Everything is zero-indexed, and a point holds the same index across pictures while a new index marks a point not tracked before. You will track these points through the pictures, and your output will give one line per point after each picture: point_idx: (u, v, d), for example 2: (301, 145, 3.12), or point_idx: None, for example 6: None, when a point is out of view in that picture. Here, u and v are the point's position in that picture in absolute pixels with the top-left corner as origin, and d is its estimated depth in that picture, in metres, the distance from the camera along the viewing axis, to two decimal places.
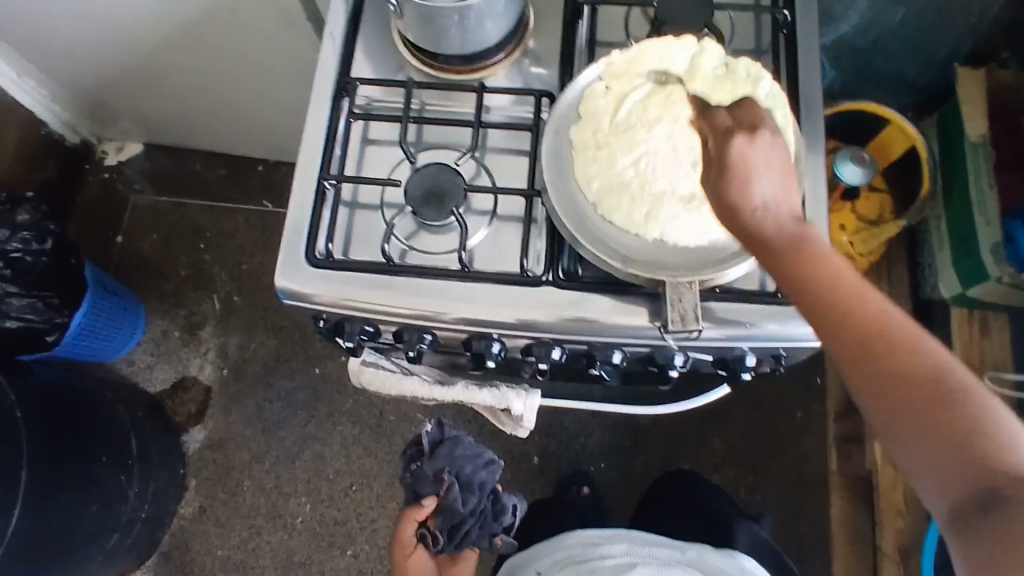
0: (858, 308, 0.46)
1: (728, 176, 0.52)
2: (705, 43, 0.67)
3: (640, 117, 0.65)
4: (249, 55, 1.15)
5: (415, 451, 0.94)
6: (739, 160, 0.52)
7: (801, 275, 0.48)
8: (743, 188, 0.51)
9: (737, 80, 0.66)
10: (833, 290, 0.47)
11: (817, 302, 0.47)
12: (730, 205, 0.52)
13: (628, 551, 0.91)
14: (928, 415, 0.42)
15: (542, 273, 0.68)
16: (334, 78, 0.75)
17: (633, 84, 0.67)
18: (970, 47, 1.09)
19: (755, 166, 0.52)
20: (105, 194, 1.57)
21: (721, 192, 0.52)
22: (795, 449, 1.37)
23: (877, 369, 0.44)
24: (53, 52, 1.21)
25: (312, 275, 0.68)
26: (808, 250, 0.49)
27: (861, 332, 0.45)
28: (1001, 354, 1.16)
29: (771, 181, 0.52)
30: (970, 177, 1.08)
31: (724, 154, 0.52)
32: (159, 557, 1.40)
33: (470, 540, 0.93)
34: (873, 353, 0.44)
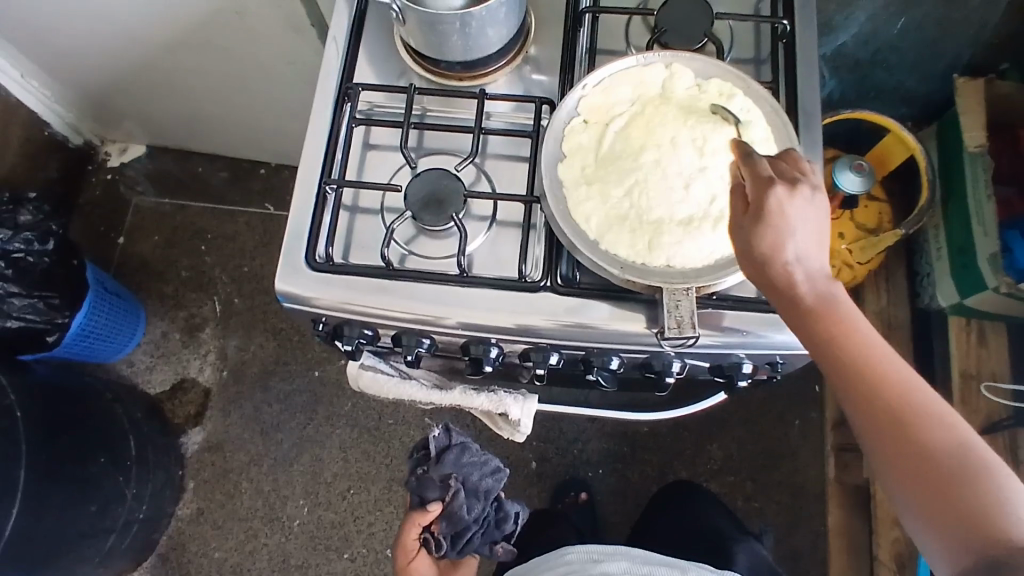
0: (879, 383, 0.50)
1: (758, 226, 0.54)
2: (674, 66, 0.69)
3: (623, 146, 0.66)
4: (253, 59, 1.16)
5: (422, 454, 0.89)
6: (778, 210, 0.54)
7: (833, 347, 0.52)
8: (773, 239, 0.54)
9: (712, 98, 0.67)
10: (863, 369, 0.51)
11: (849, 379, 0.51)
12: (758, 251, 0.54)
13: (627, 570, 0.91)
14: (941, 494, 0.46)
15: (540, 279, 0.68)
16: (336, 83, 0.75)
17: (611, 115, 0.68)
18: (968, 59, 1.10)
19: (789, 219, 0.54)
20: (108, 195, 1.57)
21: (751, 242, 0.54)
22: (793, 457, 1.37)
23: (906, 448, 0.48)
24: (58, 53, 1.22)
25: (312, 279, 0.68)
26: (833, 312, 0.53)
27: (887, 414, 0.49)
28: (1000, 365, 1.15)
29: (805, 237, 0.54)
30: (969, 187, 1.08)
31: (763, 207, 0.54)
32: (155, 558, 1.40)
33: (473, 546, 0.94)
34: (892, 431, 0.49)
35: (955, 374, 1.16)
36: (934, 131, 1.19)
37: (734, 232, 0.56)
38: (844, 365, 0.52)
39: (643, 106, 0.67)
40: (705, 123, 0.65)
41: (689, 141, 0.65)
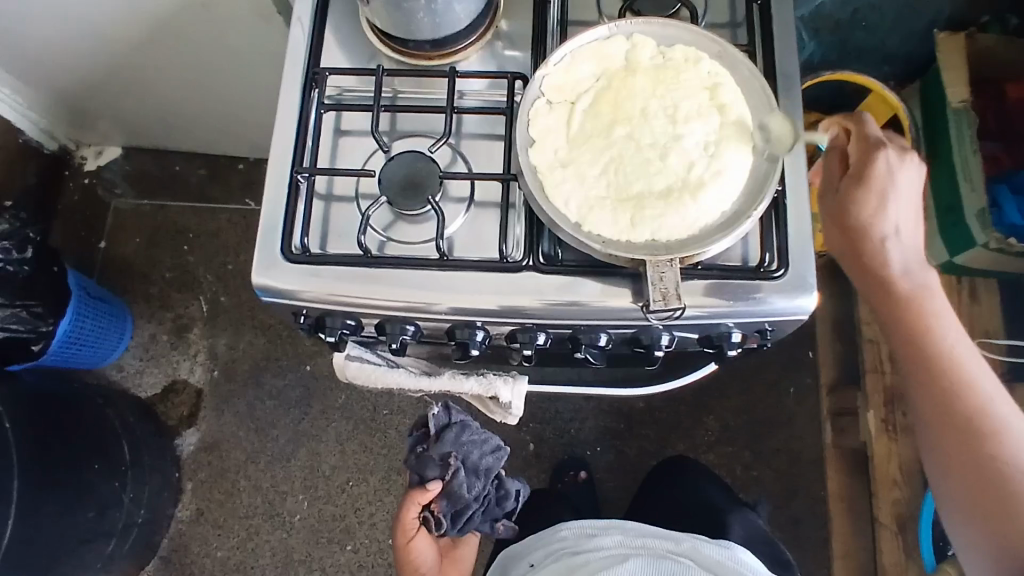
0: (940, 367, 0.68)
1: (863, 184, 0.68)
2: (635, 36, 0.67)
3: (594, 124, 0.65)
4: (223, 50, 1.13)
5: (423, 432, 0.89)
6: (873, 177, 0.68)
7: (925, 344, 0.69)
8: (871, 201, 0.68)
9: (678, 64, 0.66)
10: (956, 370, 0.69)
11: (936, 376, 0.69)
12: (856, 216, 0.68)
13: (622, 542, 0.91)
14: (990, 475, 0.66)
15: (522, 258, 0.67)
16: (303, 69, 0.73)
17: (576, 93, 0.66)
18: (948, 14, 1.08)
19: (896, 185, 0.68)
20: (85, 199, 1.55)
21: (851, 209, 0.69)
22: (789, 424, 1.37)
23: (968, 439, 0.67)
24: (22, 56, 1.19)
25: (289, 271, 0.67)
26: (933, 304, 0.70)
27: (970, 414, 0.67)
28: (991, 321, 1.16)
29: (904, 206, 0.69)
30: (953, 145, 1.08)
31: (867, 171, 0.68)
32: (158, 561, 1.40)
33: (473, 524, 0.95)
34: (967, 427, 0.67)
35: None
36: (916, 90, 1.18)
37: (830, 192, 0.71)
38: (926, 360, 0.69)
39: (609, 80, 0.66)
40: (674, 92, 0.65)
41: (660, 110, 0.64)
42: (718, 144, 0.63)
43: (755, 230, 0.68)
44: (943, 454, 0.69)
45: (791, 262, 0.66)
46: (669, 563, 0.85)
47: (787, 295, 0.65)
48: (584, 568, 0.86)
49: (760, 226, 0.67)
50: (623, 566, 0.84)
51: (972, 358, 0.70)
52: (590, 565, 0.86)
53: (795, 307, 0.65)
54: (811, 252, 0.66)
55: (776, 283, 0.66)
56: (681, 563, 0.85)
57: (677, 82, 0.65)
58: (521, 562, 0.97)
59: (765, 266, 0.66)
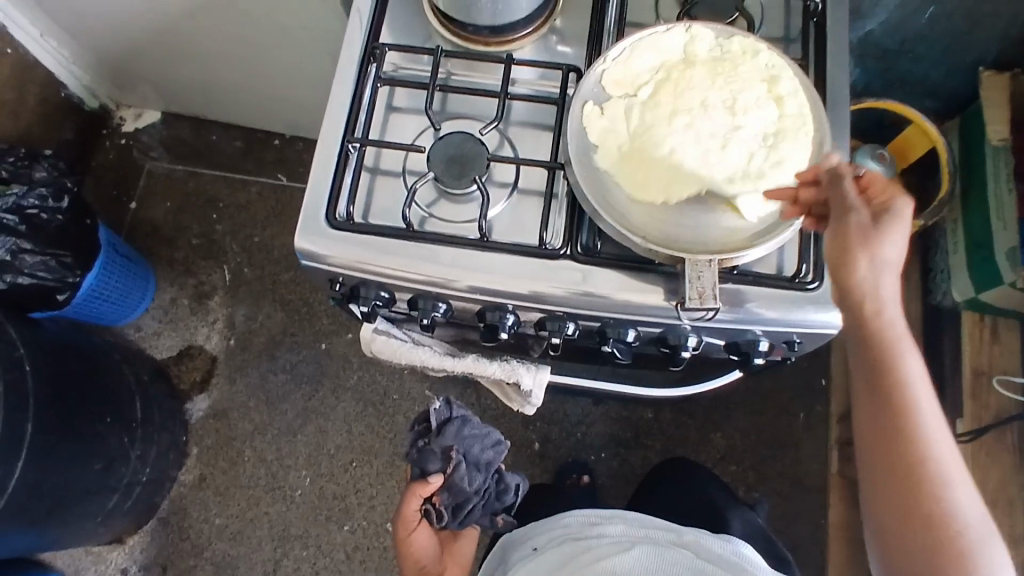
0: (903, 410, 0.61)
1: (887, 227, 0.61)
2: (693, 29, 0.68)
3: (655, 113, 0.64)
4: (275, 25, 1.15)
5: (423, 426, 0.90)
6: (863, 231, 0.60)
7: (893, 397, 0.61)
8: (887, 242, 0.60)
9: (735, 57, 0.67)
10: (911, 418, 0.61)
11: (893, 433, 0.61)
12: (845, 271, 0.61)
13: (625, 532, 0.90)
14: (932, 546, 0.60)
15: (560, 247, 0.68)
16: (362, 44, 0.75)
17: (635, 85, 0.67)
18: (995, 54, 1.09)
19: (900, 233, 0.61)
20: (121, 159, 1.57)
21: (848, 262, 0.60)
22: (796, 449, 1.37)
23: (908, 501, 0.61)
24: (77, 12, 1.21)
25: (331, 237, 0.68)
26: (905, 352, 0.62)
27: (915, 475, 0.60)
28: (1011, 361, 1.16)
29: (897, 245, 0.61)
30: (989, 181, 1.08)
31: (891, 210, 0.61)
32: (156, 522, 1.41)
33: (474, 517, 0.94)
34: (912, 494, 0.61)
35: (966, 369, 1.17)
36: (956, 125, 1.18)
37: (846, 226, 0.61)
38: (892, 414, 0.61)
39: (666, 70, 0.66)
40: (731, 85, 0.65)
41: (720, 98, 0.65)
42: (775, 137, 0.64)
43: (793, 241, 0.68)
44: (882, 514, 0.63)
45: (827, 276, 0.67)
46: (673, 552, 0.85)
47: (819, 307, 0.65)
48: (589, 552, 0.86)
49: (798, 237, 0.68)
50: (628, 554, 0.83)
51: (935, 415, 0.62)
52: (600, 547, 0.86)
53: (826, 320, 0.66)
54: None
55: (810, 294, 0.66)
56: (683, 552, 0.85)
57: (736, 73, 0.66)
58: (524, 545, 0.97)
59: (800, 277, 0.67)
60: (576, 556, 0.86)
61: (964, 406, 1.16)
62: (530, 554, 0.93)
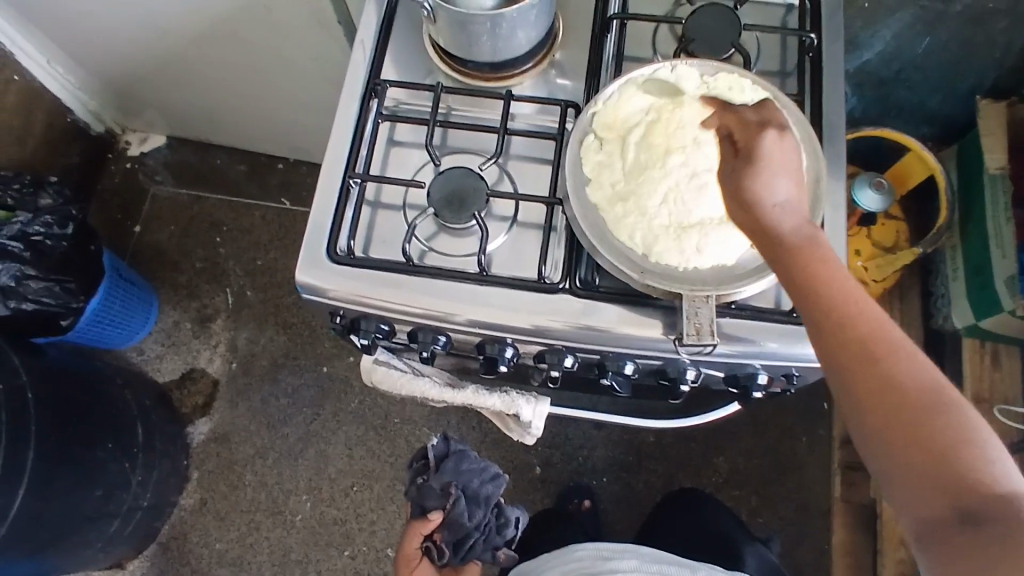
0: (854, 319, 0.49)
1: (773, 165, 0.54)
2: (677, 70, 0.69)
3: (648, 155, 0.64)
4: (278, 54, 1.17)
5: (422, 463, 0.97)
6: (766, 151, 0.54)
7: (808, 294, 0.51)
8: (758, 180, 0.54)
9: (724, 93, 0.67)
10: (868, 329, 0.48)
11: (825, 336, 0.50)
12: (745, 193, 0.54)
13: (638, 567, 0.90)
14: (915, 443, 0.45)
15: (559, 281, 0.68)
16: (363, 80, 0.76)
17: (627, 126, 0.67)
18: (992, 82, 1.10)
19: (772, 159, 0.54)
20: (125, 183, 1.58)
21: (746, 187, 0.54)
22: (799, 475, 1.37)
23: (872, 406, 0.47)
24: (84, 40, 1.23)
25: (332, 271, 0.69)
26: (829, 261, 0.52)
27: (874, 363, 0.47)
28: (1013, 389, 1.15)
29: (786, 175, 0.54)
30: (987, 209, 1.09)
31: (752, 148, 0.55)
32: (157, 547, 1.41)
33: (475, 553, 0.95)
34: (867, 397, 0.47)
35: (969, 397, 1.16)
36: (954, 152, 1.19)
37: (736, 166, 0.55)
38: (842, 327, 0.49)
39: (659, 113, 0.65)
40: None
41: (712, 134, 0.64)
42: None
43: None
44: (875, 437, 0.47)
45: None
46: None
47: None
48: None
49: None
50: None
51: (869, 306, 0.50)
52: None
53: None
54: None
55: None
56: None
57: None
58: None
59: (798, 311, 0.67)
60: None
61: None
62: None
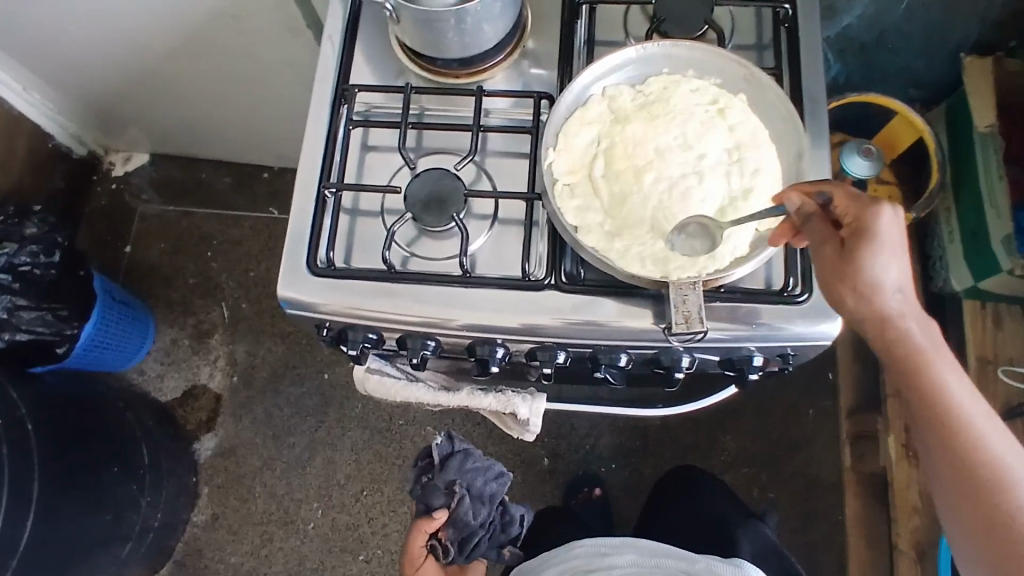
0: (960, 431, 0.57)
1: (886, 256, 0.57)
2: (608, 91, 0.68)
3: (618, 185, 0.65)
4: (252, 63, 1.15)
5: (427, 462, 0.94)
6: (880, 236, 0.56)
7: (928, 403, 0.58)
8: (876, 268, 0.57)
9: (659, 95, 0.68)
10: (974, 441, 0.57)
11: (944, 445, 0.58)
12: (862, 287, 0.57)
13: (636, 562, 0.92)
14: (1008, 553, 0.55)
15: (544, 277, 0.67)
16: (332, 87, 0.75)
17: (586, 158, 0.67)
18: (977, 38, 1.08)
19: (887, 244, 0.57)
20: (112, 204, 1.57)
21: (855, 276, 0.57)
22: (808, 448, 1.36)
23: (980, 516, 0.56)
24: (56, 64, 1.21)
25: (315, 284, 0.68)
26: (942, 371, 0.58)
27: (973, 469, 0.57)
28: (1017, 348, 1.14)
29: (899, 264, 0.57)
30: (980, 168, 1.07)
31: (867, 229, 0.56)
32: (172, 564, 1.41)
33: (480, 550, 0.96)
34: (973, 508, 0.57)
35: (973, 359, 1.14)
36: (942, 113, 1.17)
37: (833, 262, 0.58)
38: (945, 436, 0.58)
39: (609, 137, 0.66)
40: (672, 121, 0.66)
41: (673, 138, 0.65)
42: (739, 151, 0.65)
43: (779, 254, 0.68)
44: (962, 528, 0.58)
45: (815, 287, 0.66)
46: None
47: (810, 319, 0.65)
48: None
49: (784, 250, 0.67)
50: None
51: (987, 422, 0.58)
52: None
53: (819, 332, 0.65)
54: None
55: (799, 307, 0.65)
56: None
57: (675, 104, 0.67)
58: None
59: (789, 290, 0.66)
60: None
61: None
62: None
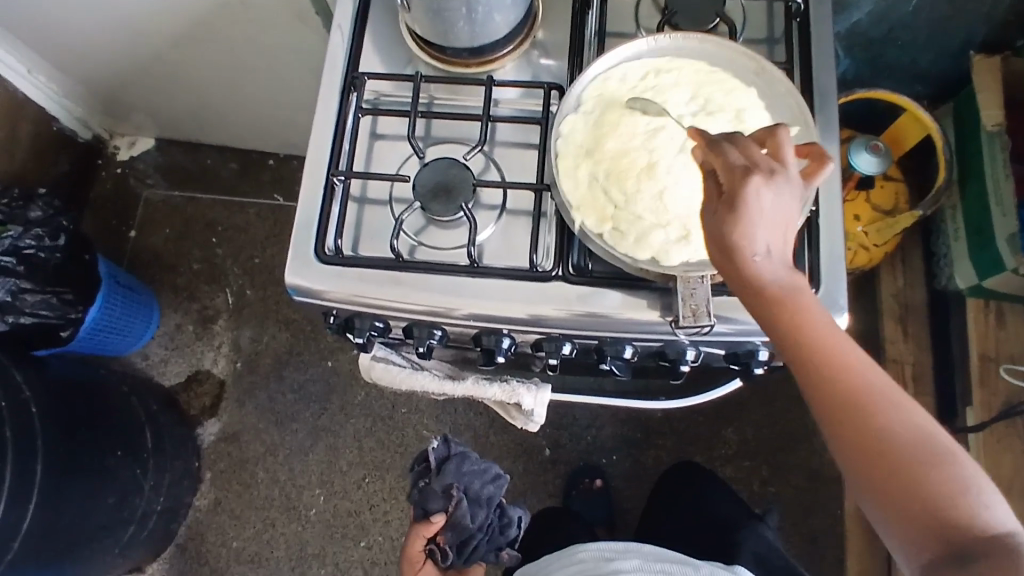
0: (841, 364, 0.48)
1: (751, 214, 0.50)
2: (599, 87, 0.68)
3: (683, 168, 0.64)
4: (258, 49, 1.15)
5: (424, 467, 0.96)
6: (749, 202, 0.50)
7: (804, 356, 0.49)
8: (744, 236, 0.50)
9: (645, 78, 0.68)
10: (836, 370, 0.48)
11: (846, 403, 0.47)
12: (728, 240, 0.50)
13: (641, 566, 0.90)
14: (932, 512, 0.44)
15: (552, 268, 0.68)
16: (342, 74, 0.74)
17: (613, 156, 0.65)
18: (988, 35, 1.07)
19: (759, 212, 0.50)
20: (118, 189, 1.57)
21: (731, 233, 0.50)
22: (808, 442, 1.37)
23: (888, 475, 0.45)
24: (62, 48, 1.21)
25: (323, 271, 0.68)
26: (809, 303, 0.49)
27: (854, 404, 0.47)
28: (1019, 346, 1.15)
29: (773, 228, 0.50)
30: (986, 167, 1.07)
31: (736, 199, 0.50)
32: (174, 548, 1.42)
33: (478, 554, 0.96)
34: (895, 474, 0.45)
35: (974, 357, 1.15)
36: (950, 110, 1.17)
37: (723, 216, 0.50)
38: (822, 373, 0.48)
39: (621, 127, 0.66)
40: (664, 92, 0.67)
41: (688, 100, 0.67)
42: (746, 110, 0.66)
43: None
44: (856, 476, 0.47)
45: (821, 282, 0.66)
46: None
47: None
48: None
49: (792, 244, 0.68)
50: None
51: (866, 374, 0.48)
52: None
53: None
54: (843, 272, 0.66)
55: None
56: None
57: (656, 78, 0.68)
58: None
59: None
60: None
61: (974, 394, 1.15)
62: None
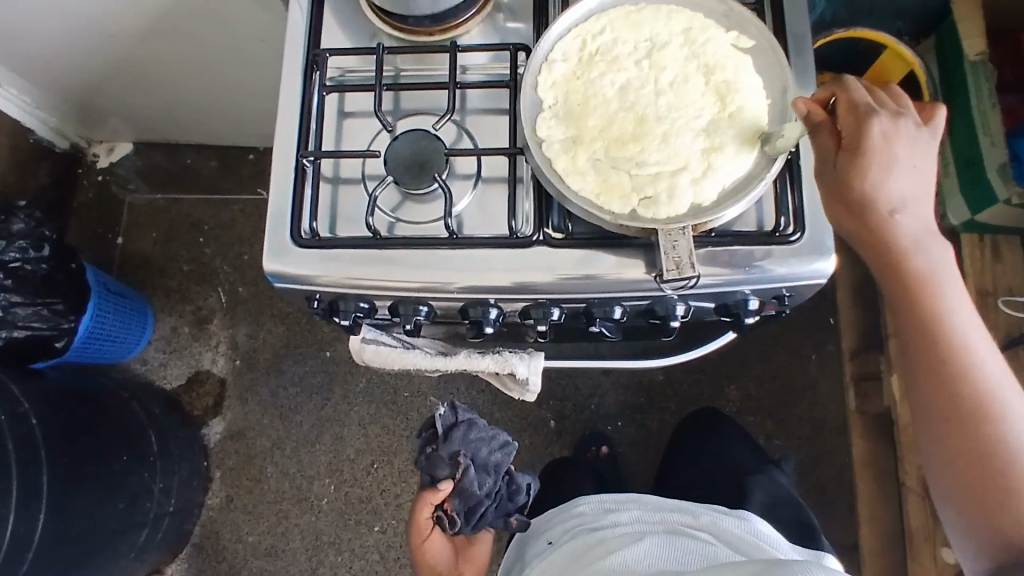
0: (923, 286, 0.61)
1: (869, 158, 0.58)
2: (550, 56, 0.67)
3: (662, 128, 0.64)
4: (226, 41, 1.13)
5: (430, 433, 0.89)
6: (870, 146, 0.58)
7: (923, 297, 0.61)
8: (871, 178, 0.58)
9: (599, 37, 0.67)
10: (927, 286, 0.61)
11: (913, 291, 0.61)
12: (853, 186, 0.59)
13: (640, 517, 0.91)
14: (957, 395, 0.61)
15: (532, 234, 0.66)
16: (303, 54, 0.73)
17: (587, 127, 0.65)
18: None
19: (898, 156, 0.59)
20: (100, 196, 1.56)
21: (853, 178, 0.59)
22: (812, 391, 1.36)
23: (943, 383, 0.61)
24: (26, 57, 1.19)
25: (301, 256, 0.67)
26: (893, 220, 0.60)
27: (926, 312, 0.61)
28: (1016, 278, 1.14)
29: (906, 174, 0.59)
30: (971, 99, 1.06)
31: (858, 145, 0.58)
32: (191, 548, 1.43)
33: (487, 519, 0.95)
34: (950, 375, 0.61)
35: (972, 292, 1.14)
36: (932, 45, 1.16)
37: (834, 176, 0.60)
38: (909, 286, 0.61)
39: (577, 93, 0.66)
40: (614, 56, 0.67)
41: (635, 41, 0.67)
42: (702, 64, 0.65)
43: (769, 193, 0.67)
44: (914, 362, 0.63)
45: (807, 226, 0.65)
46: (686, 539, 0.85)
47: (804, 259, 0.64)
48: (598, 547, 0.85)
49: (774, 188, 0.66)
50: (638, 546, 0.83)
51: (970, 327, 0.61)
52: (609, 539, 0.86)
53: (814, 271, 0.64)
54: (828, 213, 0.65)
55: (792, 246, 0.65)
56: (696, 539, 0.85)
57: (596, 41, 0.67)
58: (540, 540, 0.98)
59: (780, 230, 0.65)
60: (586, 552, 0.86)
61: None
62: (546, 549, 0.93)
